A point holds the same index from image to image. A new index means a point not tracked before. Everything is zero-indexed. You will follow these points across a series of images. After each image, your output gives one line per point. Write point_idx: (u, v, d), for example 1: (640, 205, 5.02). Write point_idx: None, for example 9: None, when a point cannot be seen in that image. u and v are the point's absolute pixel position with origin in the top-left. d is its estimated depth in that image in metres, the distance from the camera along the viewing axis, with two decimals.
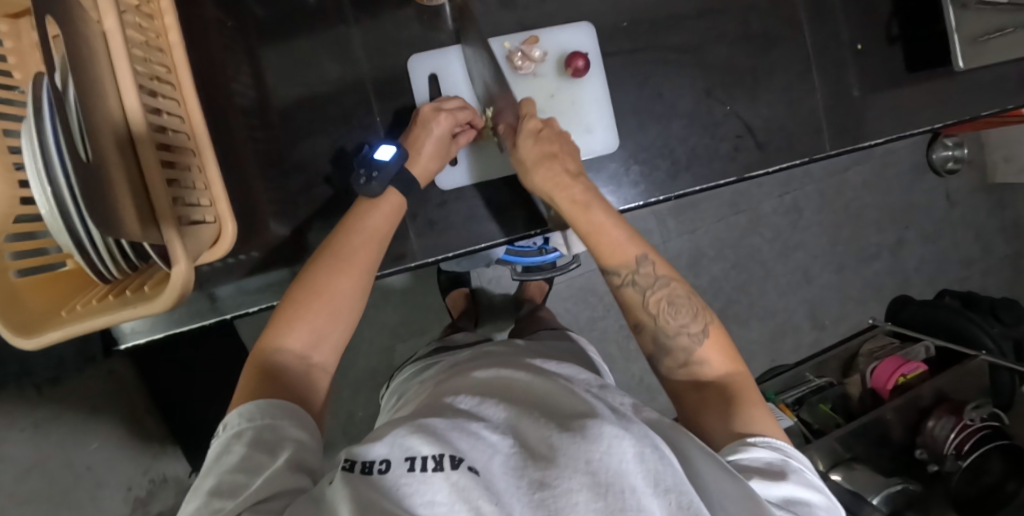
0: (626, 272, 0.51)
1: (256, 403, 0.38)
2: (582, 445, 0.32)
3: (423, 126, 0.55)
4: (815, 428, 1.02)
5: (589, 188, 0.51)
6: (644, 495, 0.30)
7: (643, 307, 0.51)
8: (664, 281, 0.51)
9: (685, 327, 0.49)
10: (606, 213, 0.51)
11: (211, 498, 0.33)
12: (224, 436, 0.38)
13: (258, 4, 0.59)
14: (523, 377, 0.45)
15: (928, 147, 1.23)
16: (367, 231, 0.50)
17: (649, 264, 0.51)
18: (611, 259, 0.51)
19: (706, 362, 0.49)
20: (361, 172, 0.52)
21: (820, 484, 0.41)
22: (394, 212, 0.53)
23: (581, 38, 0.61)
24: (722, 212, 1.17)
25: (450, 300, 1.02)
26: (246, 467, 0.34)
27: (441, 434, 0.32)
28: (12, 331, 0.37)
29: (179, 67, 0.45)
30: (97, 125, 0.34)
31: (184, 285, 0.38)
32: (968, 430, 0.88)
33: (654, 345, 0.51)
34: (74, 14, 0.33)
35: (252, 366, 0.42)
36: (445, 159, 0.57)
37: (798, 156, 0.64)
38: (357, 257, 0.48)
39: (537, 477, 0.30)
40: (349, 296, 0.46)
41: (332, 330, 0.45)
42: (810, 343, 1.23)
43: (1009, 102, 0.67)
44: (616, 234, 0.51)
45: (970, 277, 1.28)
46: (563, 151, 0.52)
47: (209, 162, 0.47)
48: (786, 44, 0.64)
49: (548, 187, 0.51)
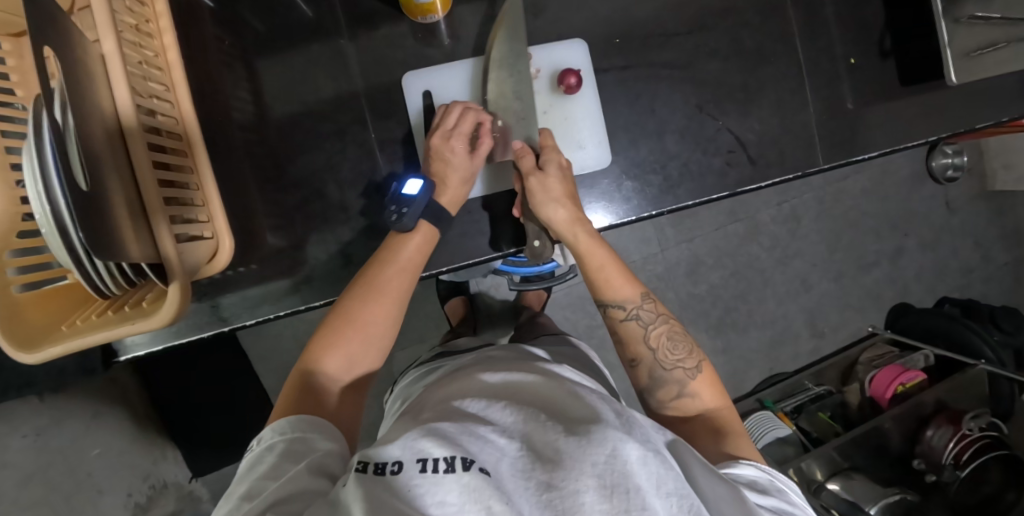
0: (631, 306, 0.55)
1: (290, 418, 0.40)
2: (587, 448, 0.32)
3: (437, 156, 0.56)
4: (814, 436, 1.04)
5: (592, 233, 0.56)
6: (647, 496, 0.31)
7: (643, 340, 0.54)
8: (663, 318, 0.55)
9: (681, 362, 0.53)
10: (606, 252, 0.56)
11: (243, 502, 0.33)
12: (257, 449, 0.39)
13: (255, 22, 0.60)
14: (531, 380, 0.45)
15: (928, 156, 1.23)
16: (398, 262, 0.52)
17: (649, 302, 0.56)
18: (615, 293, 0.56)
19: (696, 395, 0.52)
20: (391, 209, 0.53)
21: (802, 503, 0.44)
22: (425, 244, 0.54)
23: (573, 55, 0.61)
24: (720, 220, 1.17)
25: (450, 308, 1.04)
26: (274, 474, 0.35)
27: (451, 437, 0.32)
28: (13, 346, 0.38)
29: (177, 85, 0.46)
30: (96, 142, 0.35)
31: (179, 306, 0.39)
32: (966, 440, 0.88)
33: (649, 378, 0.54)
34: (69, 39, 0.34)
35: (291, 386, 0.45)
36: (470, 177, 0.58)
37: (791, 170, 0.64)
38: (391, 287, 0.50)
39: (544, 479, 0.30)
40: (383, 325, 0.49)
41: (365, 358, 0.49)
42: (809, 351, 1.23)
43: (1005, 114, 0.67)
44: (616, 274, 0.56)
45: (969, 285, 1.27)
46: (569, 196, 0.56)
47: (207, 179, 0.48)
48: (779, 59, 0.65)
49: (556, 221, 0.55)
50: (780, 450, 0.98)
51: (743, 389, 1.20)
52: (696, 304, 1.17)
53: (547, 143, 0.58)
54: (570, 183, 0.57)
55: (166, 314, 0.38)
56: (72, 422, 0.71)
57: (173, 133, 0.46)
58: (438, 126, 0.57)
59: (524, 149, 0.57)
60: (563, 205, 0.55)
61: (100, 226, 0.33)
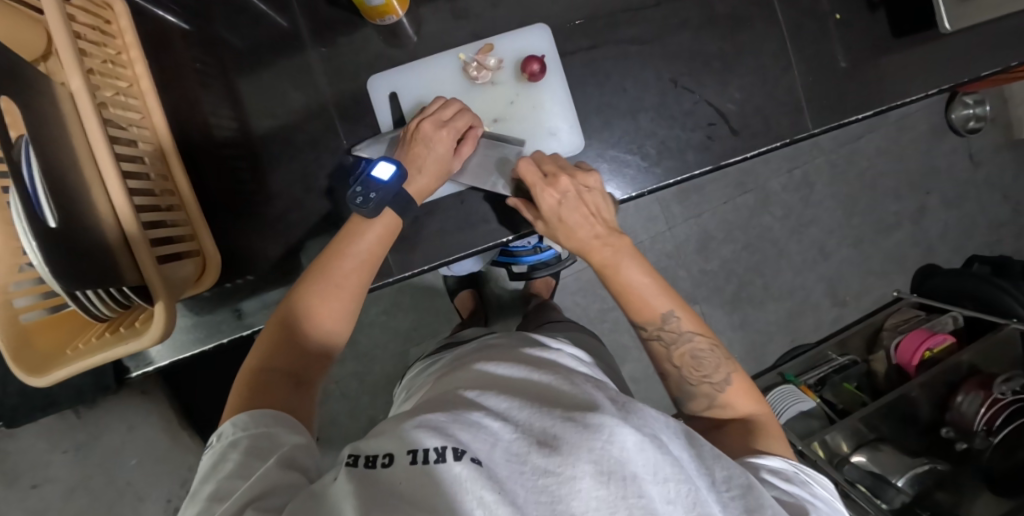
0: (653, 328, 0.52)
1: (250, 413, 0.38)
2: (585, 435, 0.29)
3: (423, 142, 0.54)
4: (839, 407, 1.00)
5: (618, 247, 0.51)
6: (643, 482, 0.28)
7: (669, 360, 0.52)
8: (688, 336, 0.51)
9: (708, 378, 0.50)
10: (634, 271, 0.52)
11: (211, 503, 0.32)
12: (218, 447, 0.37)
13: (226, 40, 0.61)
14: (524, 374, 0.42)
15: (947, 108, 1.16)
16: (353, 261, 0.48)
17: (676, 320, 0.51)
18: (638, 314, 0.52)
19: (727, 405, 0.50)
20: (357, 190, 0.50)
21: (829, 498, 0.43)
22: (386, 234, 0.51)
23: (536, 40, 0.61)
24: (728, 193, 1.13)
25: (458, 301, 1.06)
26: (243, 473, 0.33)
27: (442, 426, 0.30)
28: (22, 371, 0.40)
29: (152, 110, 0.49)
30: (67, 174, 0.36)
31: (167, 323, 0.42)
32: (998, 405, 0.84)
33: (679, 391, 0.53)
34: (31, 85, 0.35)
35: (242, 384, 0.42)
36: (444, 173, 0.55)
37: (779, 138, 0.62)
38: (347, 279, 0.47)
39: (540, 465, 0.28)
40: (335, 320, 0.47)
41: (323, 350, 0.46)
42: (831, 320, 1.19)
43: (1013, 58, 0.62)
44: (643, 293, 0.52)
45: (999, 241, 1.21)
46: (586, 215, 0.52)
47: (189, 203, 0.51)
48: (758, 23, 0.62)
49: (588, 248, 0.52)
50: (804, 424, 0.96)
51: (765, 364, 1.17)
52: (708, 281, 1.15)
53: (531, 182, 0.52)
54: (602, 207, 0.53)
55: (155, 329, 0.41)
56: (110, 435, 0.72)
57: (155, 158, 0.49)
58: (433, 112, 0.56)
59: (519, 204, 0.56)
60: (589, 223, 0.52)
61: (81, 260, 0.35)
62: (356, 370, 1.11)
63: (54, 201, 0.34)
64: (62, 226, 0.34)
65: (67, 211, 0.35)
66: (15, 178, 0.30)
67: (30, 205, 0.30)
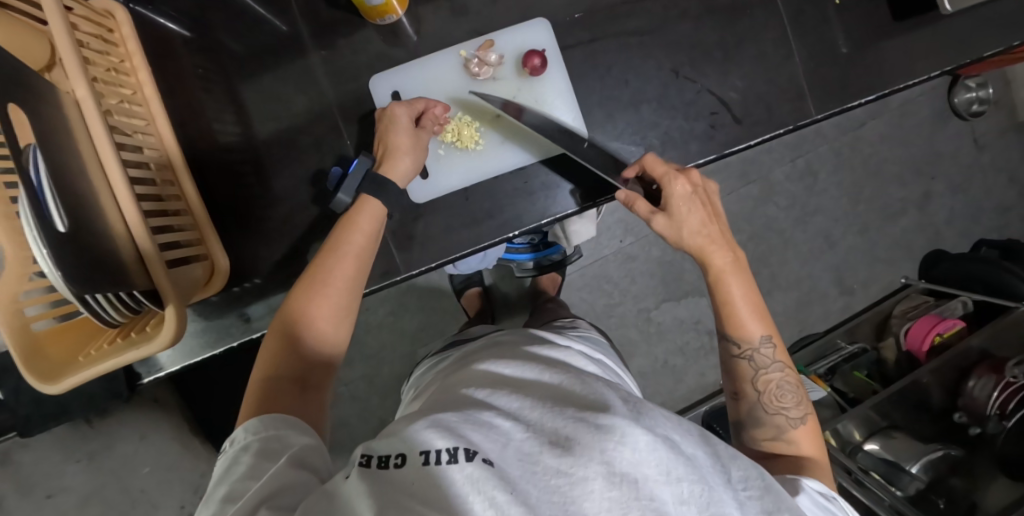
0: (747, 347, 0.47)
1: (260, 418, 0.38)
2: (596, 434, 0.28)
3: (382, 125, 0.56)
4: (850, 397, 1.00)
5: (740, 260, 0.48)
6: (654, 485, 0.27)
7: (750, 383, 0.47)
8: (779, 366, 0.47)
9: (785, 409, 0.46)
10: (741, 285, 0.47)
11: (225, 505, 0.32)
12: (230, 452, 0.37)
13: (226, 46, 0.61)
14: (535, 375, 0.41)
15: (949, 92, 1.15)
16: (345, 257, 0.48)
17: (771, 346, 0.47)
18: (733, 327, 0.47)
19: (795, 442, 0.45)
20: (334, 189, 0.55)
21: None
22: (373, 223, 0.51)
23: (537, 34, 0.61)
24: (732, 183, 1.12)
25: (464, 300, 1.06)
26: (254, 475, 0.33)
27: (453, 427, 0.30)
28: (36, 380, 0.41)
29: (156, 117, 0.49)
30: (74, 180, 0.37)
31: (177, 329, 0.42)
32: (1010, 388, 0.84)
33: (746, 414, 0.48)
34: (37, 93, 0.35)
35: (251, 391, 0.42)
36: (414, 145, 0.56)
37: (782, 125, 0.62)
38: (338, 274, 0.47)
39: (552, 465, 0.27)
40: (333, 319, 0.46)
41: (327, 351, 0.46)
42: (839, 309, 1.18)
43: (1014, 38, 0.62)
44: (742, 308, 0.47)
45: (1005, 224, 1.20)
46: (710, 218, 0.48)
47: (196, 208, 0.52)
48: (758, 10, 0.62)
49: (707, 245, 0.48)
50: None
51: None
52: None
53: (662, 171, 0.50)
54: (716, 205, 0.51)
55: (167, 332, 0.41)
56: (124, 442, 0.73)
57: (160, 164, 0.50)
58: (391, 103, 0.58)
59: (631, 196, 0.52)
60: (709, 225, 0.48)
61: (93, 267, 0.35)
62: (365, 372, 1.11)
63: (63, 208, 0.34)
64: (71, 230, 0.34)
65: (75, 218, 0.35)
66: (23, 176, 0.30)
67: (41, 211, 0.31)
